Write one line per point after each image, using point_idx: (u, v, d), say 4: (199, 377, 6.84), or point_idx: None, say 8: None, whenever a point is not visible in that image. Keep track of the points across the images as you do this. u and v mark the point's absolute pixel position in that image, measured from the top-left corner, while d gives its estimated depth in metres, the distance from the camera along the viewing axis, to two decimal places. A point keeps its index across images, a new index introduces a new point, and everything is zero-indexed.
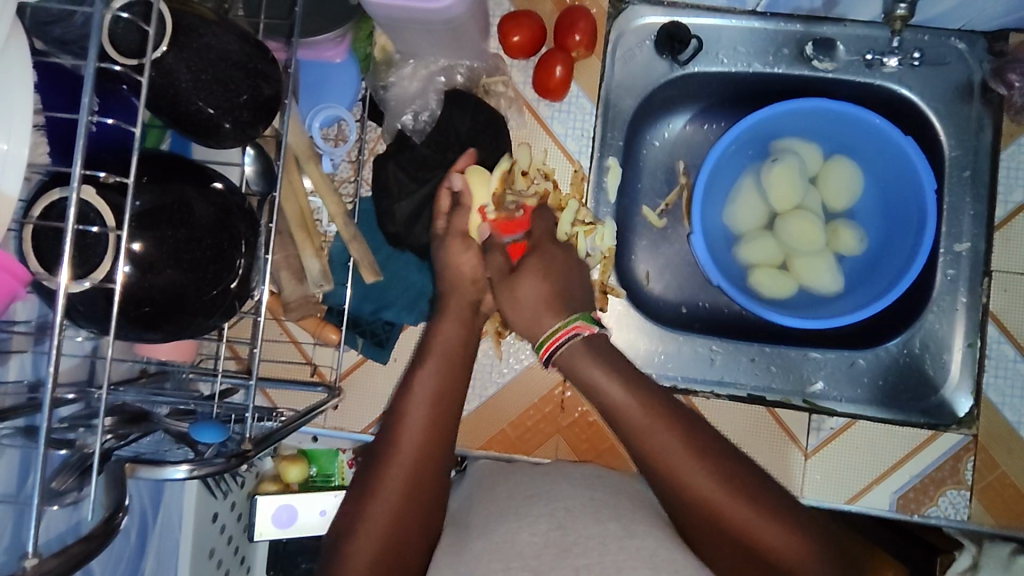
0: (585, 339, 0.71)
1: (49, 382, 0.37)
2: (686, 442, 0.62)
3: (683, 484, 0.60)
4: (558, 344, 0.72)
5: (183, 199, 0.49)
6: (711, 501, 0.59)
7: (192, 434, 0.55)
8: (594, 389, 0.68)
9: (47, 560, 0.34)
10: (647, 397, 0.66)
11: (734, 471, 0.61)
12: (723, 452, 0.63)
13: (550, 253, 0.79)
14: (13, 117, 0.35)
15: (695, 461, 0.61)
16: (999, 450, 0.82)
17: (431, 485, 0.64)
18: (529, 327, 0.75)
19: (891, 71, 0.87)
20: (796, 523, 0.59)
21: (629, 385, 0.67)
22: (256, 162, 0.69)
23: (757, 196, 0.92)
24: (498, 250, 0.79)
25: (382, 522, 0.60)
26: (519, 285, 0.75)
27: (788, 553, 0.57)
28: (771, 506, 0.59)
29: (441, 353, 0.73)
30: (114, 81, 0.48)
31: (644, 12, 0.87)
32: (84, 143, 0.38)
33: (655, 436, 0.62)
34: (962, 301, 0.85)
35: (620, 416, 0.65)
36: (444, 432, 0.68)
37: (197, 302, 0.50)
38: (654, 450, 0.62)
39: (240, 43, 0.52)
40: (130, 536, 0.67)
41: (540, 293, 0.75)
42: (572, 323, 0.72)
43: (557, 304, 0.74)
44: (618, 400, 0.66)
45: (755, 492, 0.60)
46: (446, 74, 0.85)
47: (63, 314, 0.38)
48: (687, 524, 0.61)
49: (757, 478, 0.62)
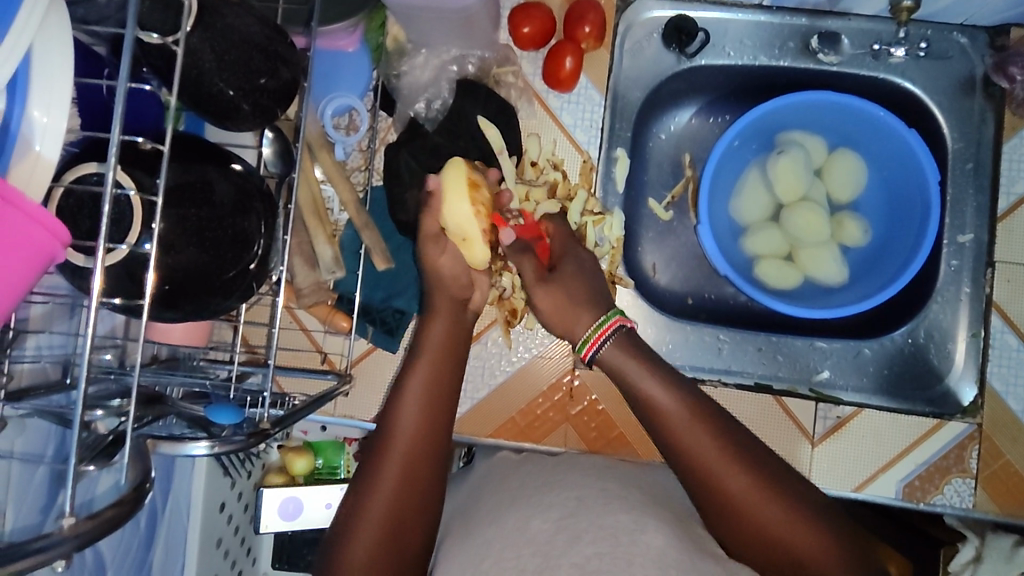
0: (627, 331, 0.75)
1: (86, 357, 0.37)
2: (715, 434, 0.63)
3: (710, 472, 0.61)
4: (613, 328, 0.74)
5: (205, 178, 0.49)
6: (739, 491, 0.59)
7: (208, 417, 0.56)
8: (625, 374, 0.70)
9: (82, 521, 0.35)
10: (681, 389, 0.67)
11: (759, 459, 0.62)
12: (751, 445, 0.64)
13: (578, 250, 0.82)
14: (56, 90, 0.35)
15: (724, 449, 0.62)
16: (1003, 439, 0.83)
17: (427, 480, 0.64)
18: (569, 327, 0.76)
19: (896, 63, 0.88)
20: (817, 516, 0.59)
21: (666, 380, 0.68)
22: (275, 143, 0.69)
23: (762, 201, 0.94)
24: (528, 254, 0.79)
25: (380, 513, 0.60)
26: (559, 282, 0.78)
27: (805, 543, 0.57)
28: (796, 502, 0.60)
29: (429, 359, 0.73)
30: (136, 63, 0.48)
31: (652, 5, 0.88)
32: (123, 111, 0.37)
33: (683, 418, 0.64)
34: (965, 291, 0.86)
35: (652, 409, 0.67)
36: (434, 422, 0.67)
37: (217, 282, 0.50)
38: (684, 439, 0.63)
39: (260, 25, 0.52)
40: (139, 521, 0.67)
41: (579, 285, 0.78)
42: (615, 316, 0.75)
43: (595, 300, 0.77)
44: (650, 386, 0.68)
45: (779, 484, 0.61)
46: (458, 64, 0.85)
47: (97, 287, 0.38)
48: (710, 513, 0.61)
49: (784, 474, 0.62)
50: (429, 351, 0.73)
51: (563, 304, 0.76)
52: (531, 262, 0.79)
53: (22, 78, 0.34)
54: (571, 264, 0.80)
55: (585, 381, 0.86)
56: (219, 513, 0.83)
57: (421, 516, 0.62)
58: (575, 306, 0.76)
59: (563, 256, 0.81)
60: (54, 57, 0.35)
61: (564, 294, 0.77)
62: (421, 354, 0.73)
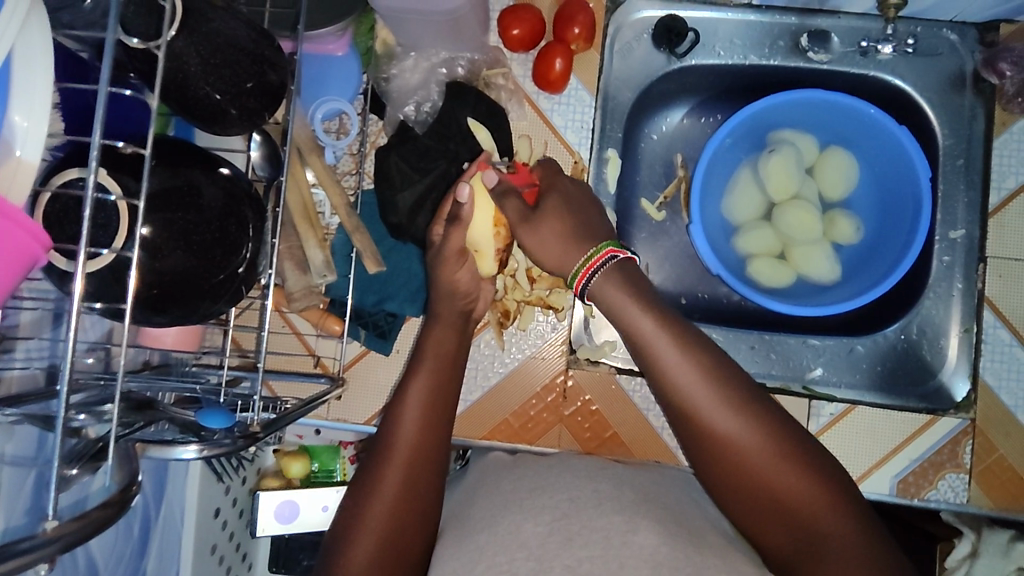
0: (618, 263, 0.71)
1: (68, 364, 0.37)
2: (737, 411, 0.60)
3: (730, 455, 0.59)
4: (601, 261, 0.70)
5: (192, 183, 0.49)
6: (761, 474, 0.58)
7: (199, 420, 0.54)
8: (621, 319, 0.67)
9: (66, 523, 0.35)
10: (694, 348, 0.63)
11: (761, 416, 0.60)
12: (753, 397, 0.62)
13: (566, 185, 0.78)
14: (37, 94, 0.35)
15: (749, 429, 0.59)
16: (997, 433, 0.84)
17: (426, 485, 0.64)
18: (559, 263, 0.73)
19: (885, 60, 0.88)
20: (818, 473, 0.59)
21: (662, 319, 0.65)
22: (262, 146, 0.68)
23: (755, 198, 0.94)
24: (512, 194, 0.76)
25: (382, 517, 0.61)
26: (545, 219, 0.74)
27: (806, 504, 0.57)
28: (820, 477, 0.58)
29: (432, 362, 0.73)
30: (123, 70, 0.49)
31: (641, 5, 0.88)
32: (104, 113, 0.37)
33: (677, 363, 0.62)
34: (957, 287, 0.86)
35: (665, 377, 0.62)
36: (434, 420, 0.68)
37: (205, 285, 0.50)
38: (686, 396, 0.61)
39: (246, 30, 0.52)
40: (131, 527, 0.66)
41: (567, 222, 0.74)
42: (605, 247, 0.71)
43: (583, 235, 0.73)
44: (647, 327, 0.65)
45: (782, 440, 0.60)
46: (447, 67, 0.86)
47: (78, 293, 0.38)
48: (712, 480, 0.61)
49: (807, 444, 0.61)
50: (428, 359, 0.73)
51: (551, 238, 0.73)
52: (515, 202, 0.76)
53: (3, 81, 0.34)
54: (557, 196, 0.76)
55: (579, 381, 0.87)
56: (213, 519, 0.83)
57: (422, 522, 0.63)
58: (565, 239, 0.72)
59: (551, 191, 0.76)
60: (35, 60, 0.35)
61: (552, 232, 0.73)
62: (422, 356, 0.74)
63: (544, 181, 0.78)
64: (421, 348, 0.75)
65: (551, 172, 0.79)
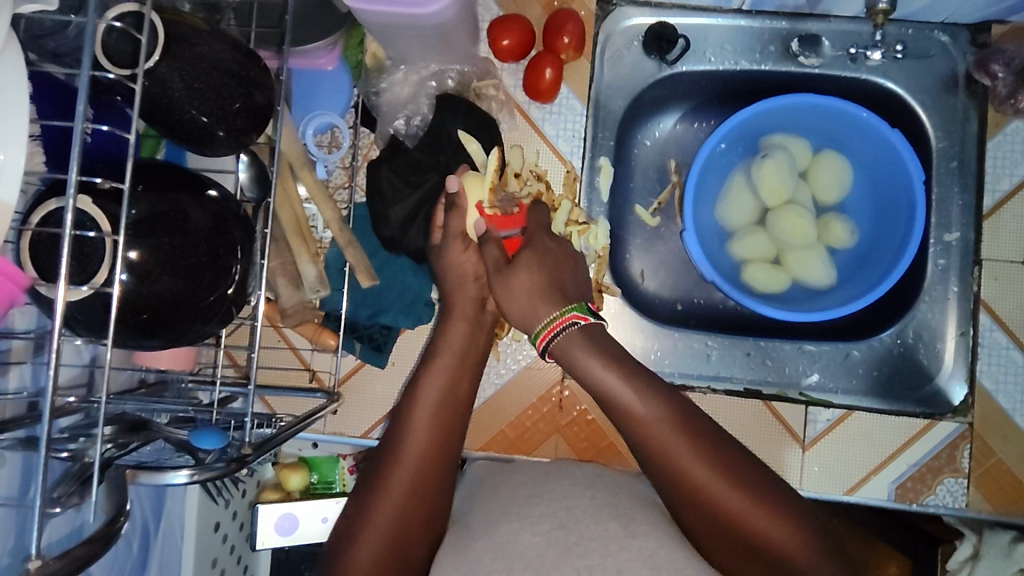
0: (581, 328, 0.71)
1: (50, 391, 0.37)
2: (702, 451, 0.61)
3: (709, 500, 0.59)
4: (566, 324, 0.71)
5: (178, 206, 0.48)
6: (740, 520, 0.58)
7: (192, 441, 0.54)
8: (584, 374, 0.68)
9: (50, 561, 0.36)
10: (656, 394, 0.65)
11: (729, 459, 0.61)
12: (718, 440, 0.63)
13: (548, 241, 0.78)
14: (12, 128, 0.35)
15: (717, 470, 0.60)
16: (994, 437, 0.83)
17: (437, 486, 0.64)
18: (524, 320, 0.74)
19: (876, 65, 0.88)
20: (792, 513, 0.59)
21: (622, 369, 0.67)
22: (251, 168, 0.69)
23: (748, 205, 0.93)
24: (493, 243, 0.78)
25: (388, 520, 0.60)
26: (516, 272, 0.74)
27: (783, 542, 0.57)
28: (799, 522, 0.59)
29: (449, 361, 0.73)
30: (109, 92, 0.48)
31: (631, 12, 0.88)
32: (81, 150, 0.38)
33: (637, 409, 0.64)
34: (953, 291, 0.86)
35: (641, 430, 0.63)
36: (448, 421, 0.68)
37: (195, 308, 0.50)
38: (657, 441, 0.61)
39: (232, 51, 0.52)
40: (131, 545, 0.67)
41: (535, 276, 0.74)
42: (569, 312, 0.72)
43: (553, 293, 0.74)
44: (609, 380, 0.66)
45: (751, 480, 0.60)
46: (437, 79, 0.85)
47: (61, 324, 0.38)
48: (689, 521, 0.60)
49: (783, 489, 0.61)
50: (445, 356, 0.74)
51: (520, 296, 0.74)
52: (494, 252, 0.77)
53: None
54: (532, 251, 0.76)
55: (575, 392, 0.86)
56: (213, 533, 0.83)
57: (425, 523, 0.62)
58: (531, 298, 0.73)
59: (529, 245, 0.77)
60: (12, 97, 0.36)
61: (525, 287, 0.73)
62: (439, 356, 0.73)
63: (528, 233, 0.79)
64: (438, 343, 0.75)
65: (540, 225, 0.80)
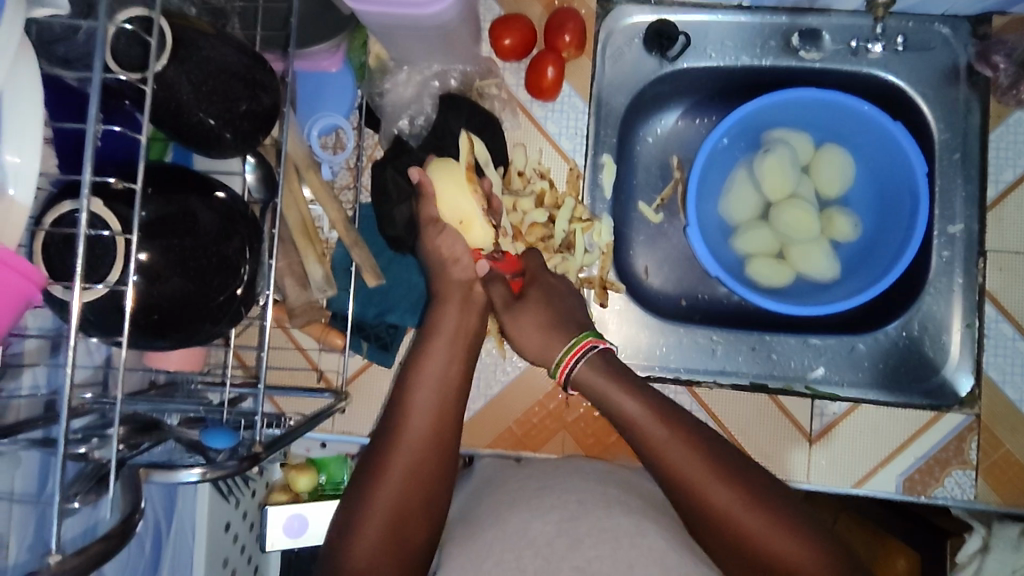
0: (600, 351, 0.73)
1: (66, 388, 0.38)
2: (721, 473, 0.61)
3: (727, 521, 0.58)
4: (584, 350, 0.73)
5: (187, 209, 0.49)
6: (747, 529, 0.58)
7: (202, 440, 0.55)
8: (606, 403, 0.69)
9: (69, 557, 0.37)
10: (674, 420, 0.65)
11: (748, 480, 0.61)
12: (737, 462, 0.63)
13: (550, 278, 0.81)
14: (28, 131, 0.37)
15: (734, 492, 0.59)
16: (1003, 429, 0.83)
17: (432, 473, 0.64)
18: (541, 353, 0.76)
19: (877, 58, 0.88)
20: (810, 534, 0.58)
21: (643, 394, 0.68)
22: (258, 170, 0.69)
23: (753, 201, 0.94)
24: (500, 279, 0.78)
25: (385, 512, 0.60)
26: (524, 309, 0.77)
27: (799, 560, 0.56)
28: (812, 535, 0.58)
29: (444, 345, 0.72)
30: (116, 97, 0.49)
31: (632, 10, 0.89)
32: (93, 152, 0.38)
33: (656, 434, 0.64)
34: (958, 282, 0.87)
35: (658, 452, 0.63)
36: (442, 405, 0.67)
37: (206, 308, 0.50)
38: (671, 463, 0.62)
39: (238, 55, 0.52)
40: (143, 544, 0.67)
41: (543, 313, 0.77)
42: (585, 337, 0.74)
43: (560, 327, 0.76)
44: (629, 408, 0.67)
45: (770, 501, 0.60)
46: (440, 79, 0.86)
47: (78, 323, 0.39)
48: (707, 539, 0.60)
49: (801, 509, 0.60)
50: (441, 337, 0.72)
51: (530, 332, 0.76)
52: (501, 287, 0.77)
53: None
54: (537, 289, 0.79)
55: None
56: (224, 533, 0.83)
57: (423, 515, 0.62)
58: (542, 334, 0.76)
59: (533, 283, 0.80)
60: (24, 105, 0.37)
61: (533, 321, 0.76)
62: (432, 340, 0.72)
63: (529, 274, 0.81)
64: (434, 328, 0.73)
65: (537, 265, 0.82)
